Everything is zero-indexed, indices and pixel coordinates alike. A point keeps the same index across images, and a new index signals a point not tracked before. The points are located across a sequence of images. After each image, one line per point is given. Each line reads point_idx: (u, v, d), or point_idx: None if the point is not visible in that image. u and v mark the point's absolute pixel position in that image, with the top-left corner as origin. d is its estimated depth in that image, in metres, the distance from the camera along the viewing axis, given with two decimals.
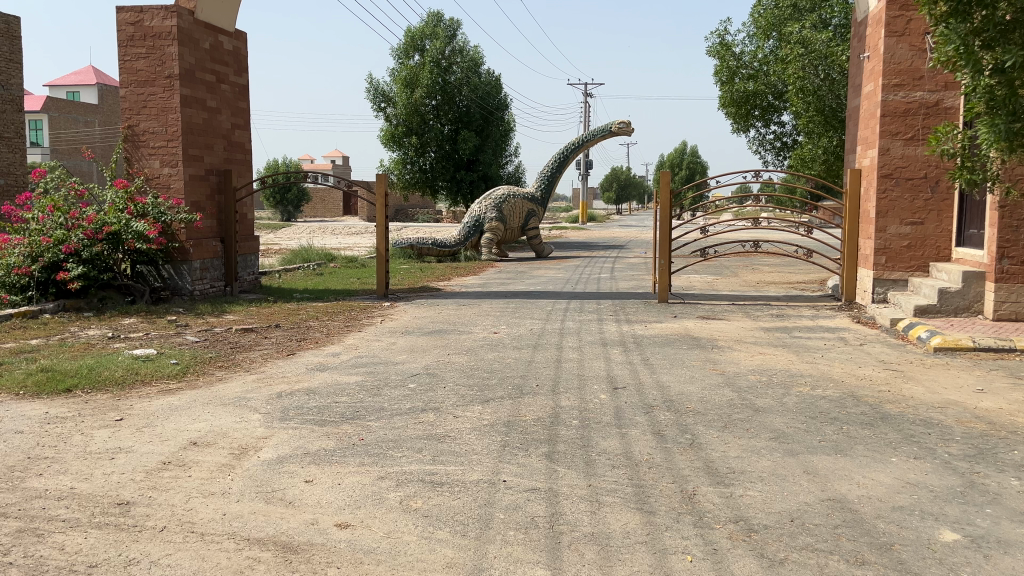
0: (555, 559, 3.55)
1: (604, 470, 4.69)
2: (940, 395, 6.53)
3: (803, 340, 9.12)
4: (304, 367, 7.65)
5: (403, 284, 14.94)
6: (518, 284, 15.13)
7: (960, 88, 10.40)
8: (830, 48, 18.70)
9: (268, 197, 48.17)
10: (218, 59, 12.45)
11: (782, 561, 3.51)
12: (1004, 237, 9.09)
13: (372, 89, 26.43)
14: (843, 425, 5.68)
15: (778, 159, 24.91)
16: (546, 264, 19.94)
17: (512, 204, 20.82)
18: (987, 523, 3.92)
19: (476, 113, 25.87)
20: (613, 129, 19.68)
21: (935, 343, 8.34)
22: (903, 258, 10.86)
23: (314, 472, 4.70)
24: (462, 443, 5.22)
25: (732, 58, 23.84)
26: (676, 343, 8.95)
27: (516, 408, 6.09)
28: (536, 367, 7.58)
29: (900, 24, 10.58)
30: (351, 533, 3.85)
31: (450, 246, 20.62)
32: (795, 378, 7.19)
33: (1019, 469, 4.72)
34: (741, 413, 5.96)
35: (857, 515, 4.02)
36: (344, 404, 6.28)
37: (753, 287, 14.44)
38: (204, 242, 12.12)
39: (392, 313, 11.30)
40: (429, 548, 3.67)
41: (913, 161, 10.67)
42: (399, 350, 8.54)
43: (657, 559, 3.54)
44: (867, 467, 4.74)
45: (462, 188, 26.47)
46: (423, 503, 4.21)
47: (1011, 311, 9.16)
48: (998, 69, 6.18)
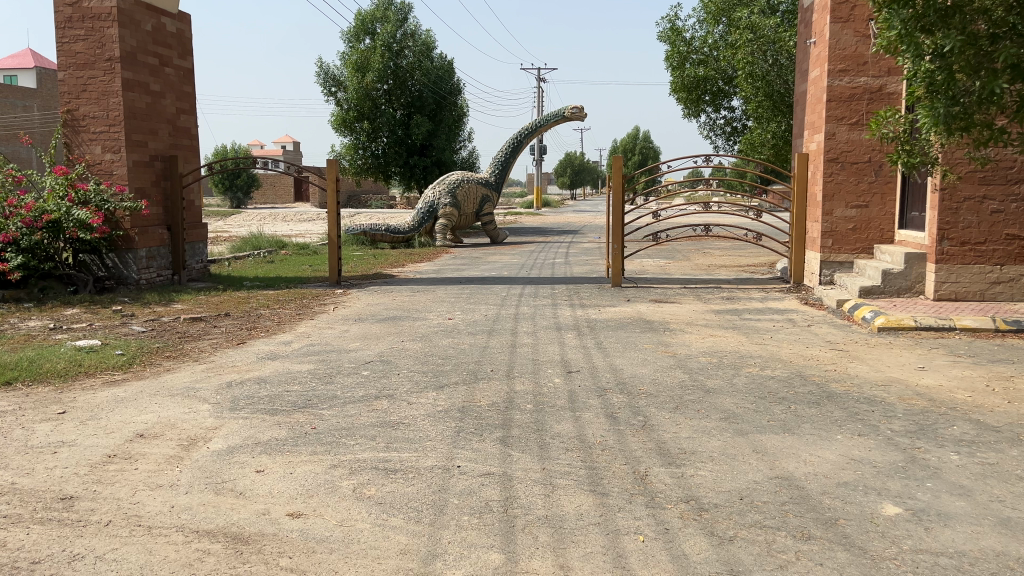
0: (509, 543, 3.56)
1: (558, 453, 4.72)
2: (883, 374, 6.71)
3: (753, 322, 9.28)
4: (254, 357, 7.51)
5: (356, 271, 14.80)
6: (472, 270, 15.10)
7: (902, 74, 10.62)
8: (778, 34, 19.10)
9: (217, 183, 47.24)
10: (160, 41, 12.10)
11: (732, 538, 3.58)
12: (943, 219, 9.35)
13: (322, 74, 25.99)
14: (790, 404, 5.80)
15: (728, 144, 25.23)
16: (501, 250, 19.95)
17: (465, 189, 20.74)
18: (927, 496, 4.05)
19: (429, 98, 25.67)
20: (567, 113, 19.70)
21: (879, 323, 8.56)
22: (848, 241, 11.11)
23: (265, 462, 4.63)
24: (416, 430, 5.19)
25: (682, 44, 23.95)
26: (630, 326, 9.05)
27: (471, 393, 6.09)
28: (491, 352, 7.60)
29: (845, 10, 10.76)
30: (304, 522, 3.81)
31: (403, 233, 20.38)
32: (744, 359, 7.31)
33: (957, 443, 4.88)
34: (692, 395, 6.05)
35: (803, 491, 4.11)
36: (295, 393, 6.19)
37: (704, 271, 14.61)
38: (150, 230, 11.81)
39: (345, 300, 11.17)
40: (382, 535, 3.65)
41: (858, 145, 10.90)
42: (353, 337, 8.47)
43: (610, 540, 3.58)
44: (813, 446, 4.85)
45: (416, 173, 26.26)
46: (377, 491, 4.18)
47: (950, 292, 9.44)
48: (938, 54, 6.32)
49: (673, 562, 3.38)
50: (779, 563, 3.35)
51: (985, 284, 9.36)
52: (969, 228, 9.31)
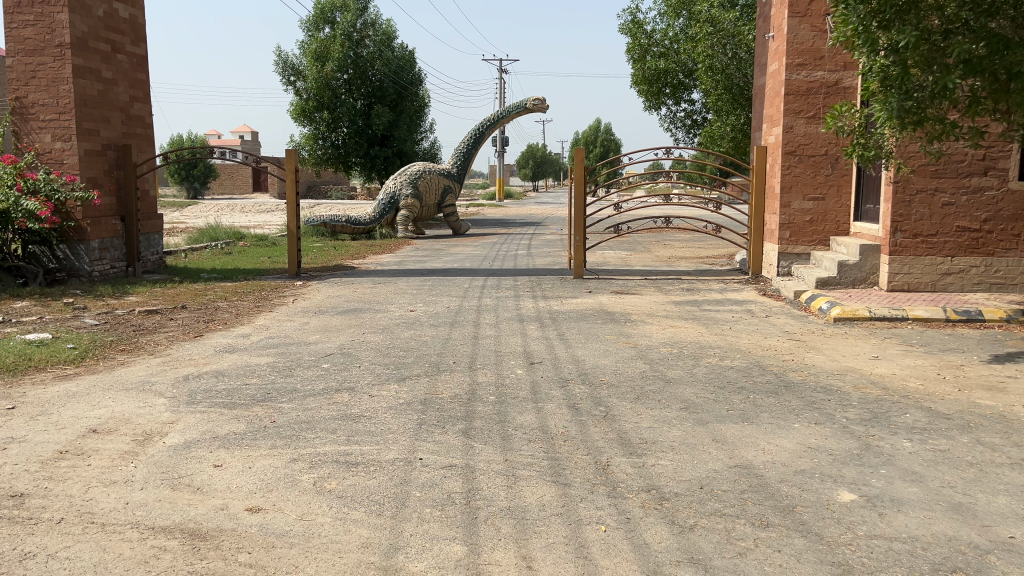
0: (471, 535, 3.56)
1: (520, 444, 4.73)
2: (838, 363, 6.84)
3: (713, 313, 9.40)
4: (212, 350, 7.38)
5: (316, 263, 14.63)
6: (434, 262, 15.03)
7: (857, 69, 10.80)
8: (738, 27, 19.14)
9: (172, 174, 46.29)
10: (112, 28, 11.79)
11: (692, 527, 3.62)
12: (897, 211, 9.55)
13: (281, 62, 25.59)
14: (749, 393, 5.88)
15: (688, 136, 25.45)
16: (463, 241, 19.88)
17: (427, 180, 20.61)
18: (881, 483, 4.14)
19: (390, 88, 25.46)
20: (528, 105, 19.70)
21: (835, 314, 8.72)
22: (805, 232, 11.29)
23: (223, 456, 4.56)
24: (378, 423, 5.15)
25: (643, 36, 24.05)
26: (591, 317, 9.09)
27: (433, 385, 6.07)
28: (453, 344, 7.56)
29: (803, 5, 10.91)
30: (263, 516, 3.76)
31: (364, 224, 20.21)
32: (704, 349, 7.39)
33: (910, 431, 4.99)
34: (653, 385, 6.11)
35: (762, 480, 4.17)
36: (254, 386, 6.10)
37: (664, 263, 14.73)
38: (102, 220, 11.53)
39: (305, 292, 11.03)
40: (343, 529, 3.62)
41: (815, 138, 11.08)
42: (313, 330, 8.37)
43: (573, 530, 3.59)
44: (771, 434, 4.92)
45: (377, 164, 26.05)
46: (338, 484, 4.14)
47: (903, 283, 9.65)
48: (892, 49, 6.44)
49: (635, 551, 3.40)
50: (739, 551, 3.39)
51: (937, 275, 9.59)
52: (921, 220, 9.52)
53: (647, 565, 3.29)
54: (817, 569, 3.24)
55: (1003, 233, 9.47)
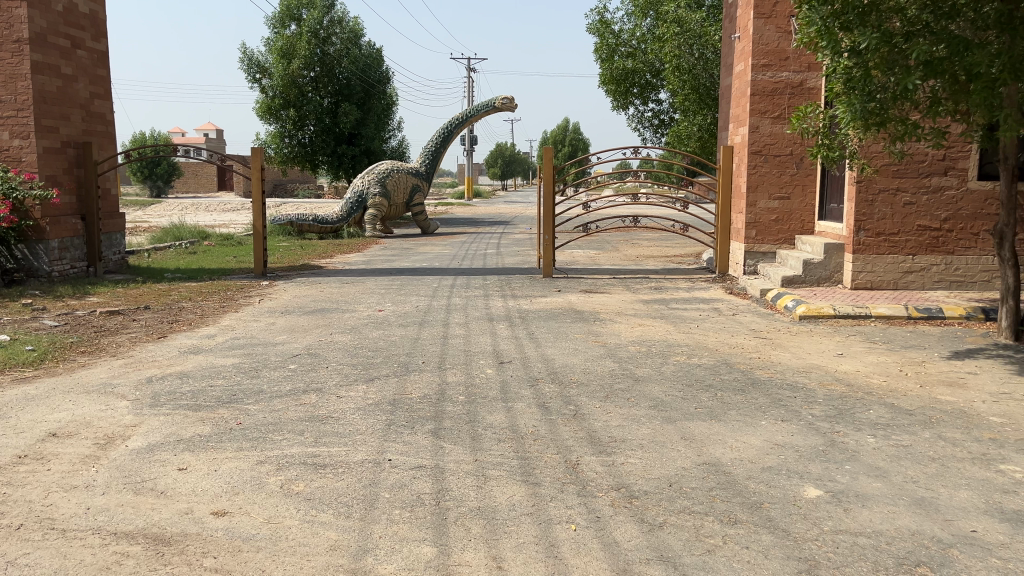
0: (441, 536, 3.54)
1: (490, 444, 4.71)
2: (804, 361, 6.92)
3: (680, 311, 9.47)
4: (176, 351, 7.27)
5: (282, 262, 14.47)
6: (402, 261, 14.95)
7: (821, 70, 10.94)
8: (704, 28, 19.49)
9: (134, 172, 45.49)
10: (72, 23, 11.54)
11: (661, 525, 3.63)
12: (860, 210, 9.70)
13: (246, 59, 25.28)
14: (717, 391, 5.92)
15: (656, 136, 25.62)
16: (431, 240, 19.80)
17: (395, 178, 20.50)
18: (846, 478, 4.19)
19: (357, 86, 25.27)
20: (497, 104, 19.67)
21: (800, 312, 8.83)
22: (771, 231, 11.42)
23: (188, 460, 4.48)
24: (346, 424, 5.11)
25: (611, 36, 24.18)
26: (560, 316, 9.11)
27: (402, 386, 6.03)
28: (422, 344, 7.52)
29: (768, 6, 11.02)
30: (229, 520, 3.70)
31: (332, 222, 19.91)
32: (672, 348, 7.44)
33: (874, 427, 5.07)
34: (622, 383, 6.13)
35: (730, 477, 4.21)
36: (219, 387, 6.02)
37: (632, 261, 14.82)
38: (62, 219, 11.29)
39: (271, 292, 10.90)
40: (312, 532, 3.58)
41: (780, 138, 11.21)
42: (280, 330, 8.27)
43: (543, 529, 3.59)
44: (739, 432, 4.96)
45: (344, 163, 25.86)
46: (305, 486, 4.09)
47: (866, 281, 9.81)
48: (854, 51, 6.55)
49: (605, 550, 3.40)
50: (707, 548, 3.41)
51: (899, 274, 9.76)
52: (883, 219, 9.68)
53: (617, 563, 3.29)
54: (785, 565, 3.27)
55: (962, 232, 9.64)
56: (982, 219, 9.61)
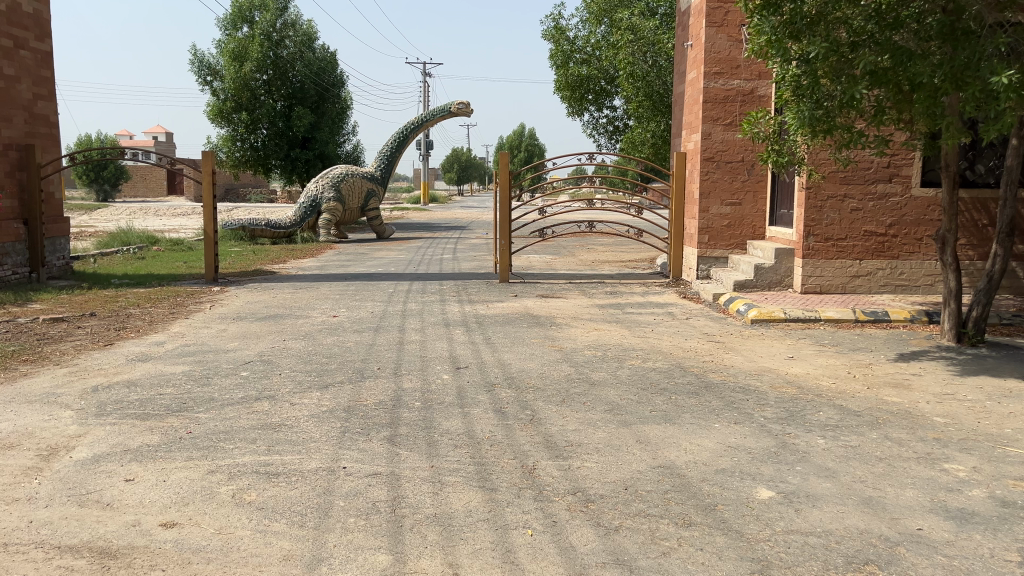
0: (397, 543, 3.50)
1: (446, 450, 4.69)
2: (756, 364, 7.04)
3: (635, 316, 9.56)
4: (123, 359, 7.09)
5: (234, 268, 14.23)
6: (357, 266, 14.82)
7: (771, 78, 11.15)
8: (658, 35, 19.64)
9: (80, 175, 44.35)
10: (15, 22, 11.21)
11: (617, 528, 3.65)
12: (809, 216, 9.91)
13: (197, 62, 24.85)
14: (671, 394, 5.99)
15: (611, 143, 25.83)
16: (387, 245, 19.67)
17: (350, 183, 20.35)
18: (797, 479, 4.27)
19: (311, 90, 25.03)
20: (452, 109, 19.65)
21: (752, 316, 8.98)
22: (723, 237, 11.60)
23: (135, 470, 4.37)
24: (300, 432, 5.04)
25: (566, 42, 24.34)
26: (517, 321, 9.12)
27: (357, 392, 5.97)
28: (378, 350, 7.46)
29: (720, 15, 11.20)
30: (178, 532, 3.62)
31: (285, 228, 19.65)
32: (627, 351, 7.51)
33: (823, 428, 5.17)
34: (578, 388, 6.15)
35: (684, 479, 4.25)
36: (169, 396, 5.88)
37: (587, 266, 14.90)
38: (3, 224, 10.95)
39: (222, 298, 10.71)
40: (264, 542, 3.52)
41: (732, 145, 11.39)
42: (231, 337, 8.13)
43: (499, 535, 3.58)
44: (693, 434, 5.02)
45: (297, 167, 25.55)
46: (258, 496, 4.02)
47: (815, 285, 10.02)
48: (803, 59, 6.71)
49: (560, 555, 3.41)
50: (662, 550, 3.44)
51: (846, 278, 9.98)
52: (831, 224, 9.90)
53: (573, 567, 3.30)
54: (737, 566, 3.31)
55: (906, 237, 9.91)
56: (925, 224, 9.89)
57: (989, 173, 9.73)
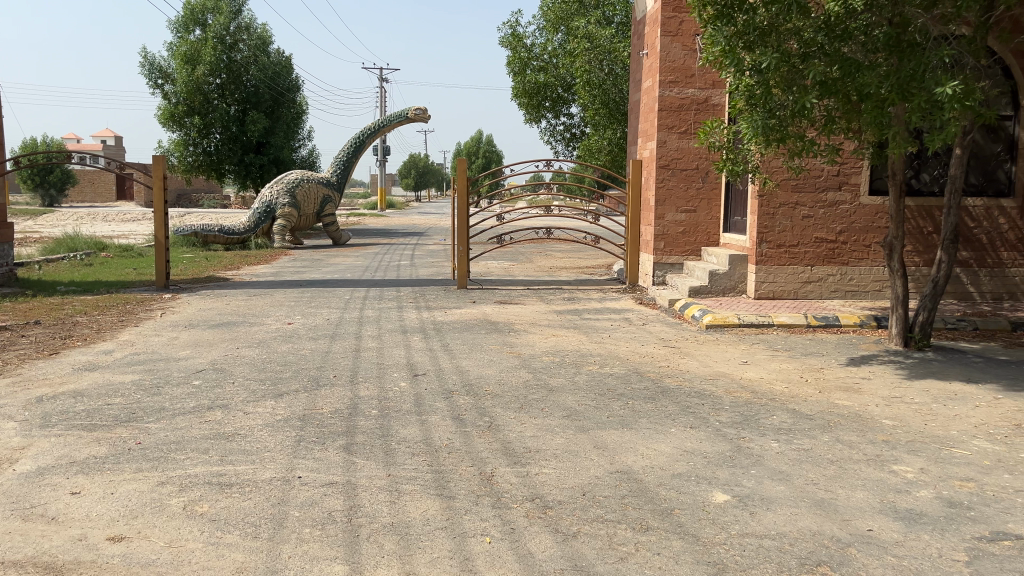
0: (353, 553, 3.46)
1: (403, 458, 4.65)
2: (711, 369, 7.13)
3: (592, 321, 9.61)
4: (69, 368, 6.89)
5: (186, 274, 13.95)
6: (313, 273, 14.65)
7: (725, 87, 11.32)
8: (614, 44, 19.91)
9: (25, 179, 43.13)
10: None
11: (575, 534, 3.66)
12: (762, 223, 10.09)
13: (147, 64, 24.37)
14: (628, 399, 6.03)
15: (568, 150, 25.95)
16: (343, 251, 19.49)
17: (305, 189, 20.10)
18: (751, 483, 4.32)
19: (265, 94, 24.70)
20: (409, 114, 19.57)
21: (707, 321, 9.09)
22: (678, 243, 11.73)
23: (82, 483, 4.25)
24: (254, 441, 4.95)
25: (523, 50, 24.43)
26: (474, 327, 9.09)
27: (312, 401, 5.88)
28: (333, 357, 7.38)
29: (674, 24, 11.36)
30: (126, 545, 3.52)
31: (239, 233, 19.52)
32: (585, 357, 7.54)
33: (777, 432, 5.26)
34: (536, 394, 6.16)
35: (641, 484, 4.28)
36: (117, 406, 5.73)
37: (545, 273, 14.95)
38: None
39: (174, 305, 10.49)
40: (216, 554, 3.44)
41: (686, 153, 11.53)
42: (183, 345, 7.96)
43: (457, 543, 3.56)
44: (649, 439, 5.06)
45: (251, 172, 25.16)
46: (210, 507, 3.94)
47: (768, 291, 10.19)
48: (756, 69, 6.84)
49: (518, 562, 3.40)
50: (620, 555, 3.45)
51: (798, 284, 10.17)
52: (783, 231, 10.09)
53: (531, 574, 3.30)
54: (694, 570, 3.34)
55: (856, 244, 10.14)
56: (873, 231, 10.13)
57: (934, 182, 10.03)
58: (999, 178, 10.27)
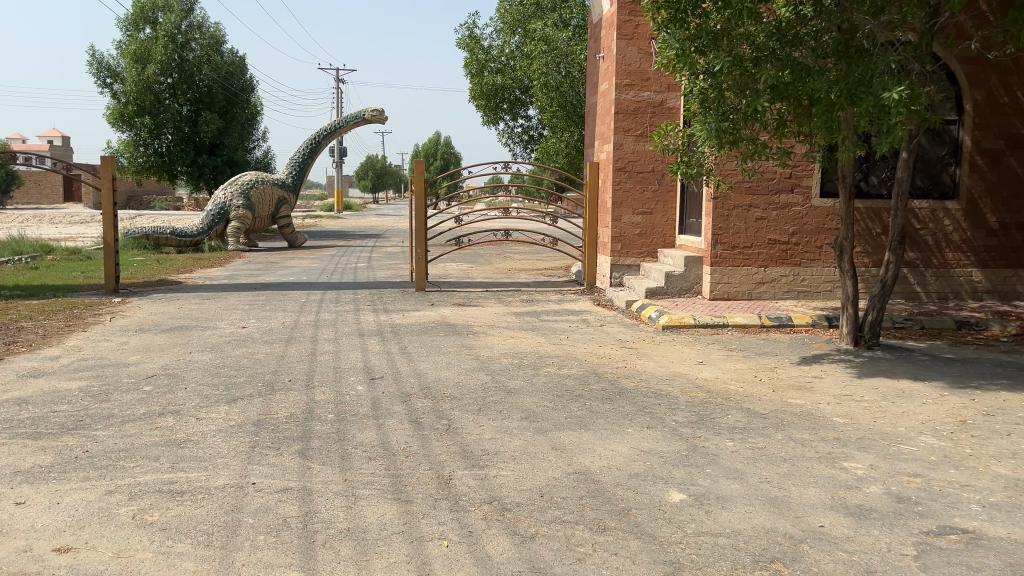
0: (309, 560, 3.42)
1: (360, 463, 4.60)
2: (668, 369, 7.20)
3: (551, 323, 9.64)
4: (13, 375, 6.68)
5: (136, 278, 13.63)
6: (268, 275, 14.44)
7: (680, 91, 11.45)
8: (571, 46, 19.94)
9: None
10: None
11: (532, 536, 3.66)
12: (716, 225, 10.23)
13: (95, 63, 23.81)
14: (585, 400, 6.06)
15: (527, 152, 25.99)
16: (298, 254, 19.25)
17: (260, 190, 19.81)
18: (707, 482, 4.37)
19: (219, 94, 24.30)
20: (366, 115, 19.43)
21: (663, 322, 9.18)
22: (635, 245, 11.84)
23: (26, 492, 4.12)
24: (206, 447, 4.86)
25: (481, 52, 24.38)
26: (433, 330, 9.04)
27: (266, 406, 5.78)
28: (289, 362, 7.28)
29: (630, 28, 11.47)
30: (72, 557, 3.43)
31: (192, 236, 19.12)
32: (543, 359, 7.55)
33: (732, 431, 5.32)
34: (494, 396, 6.15)
35: (599, 485, 4.30)
36: (63, 413, 5.57)
37: (504, 274, 14.94)
38: None
39: (123, 310, 10.25)
40: (166, 564, 3.37)
41: (642, 156, 11.64)
42: (133, 350, 7.78)
43: (414, 548, 3.53)
44: (606, 440, 5.09)
45: (205, 173, 24.74)
46: (161, 516, 3.85)
47: (723, 292, 10.33)
48: (710, 73, 6.92)
49: (475, 565, 3.39)
50: (577, 556, 3.46)
51: (752, 284, 10.34)
52: (737, 233, 10.25)
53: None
54: (650, 569, 3.36)
55: (807, 245, 10.34)
56: (825, 233, 10.34)
57: (882, 185, 10.29)
58: (944, 180, 10.56)
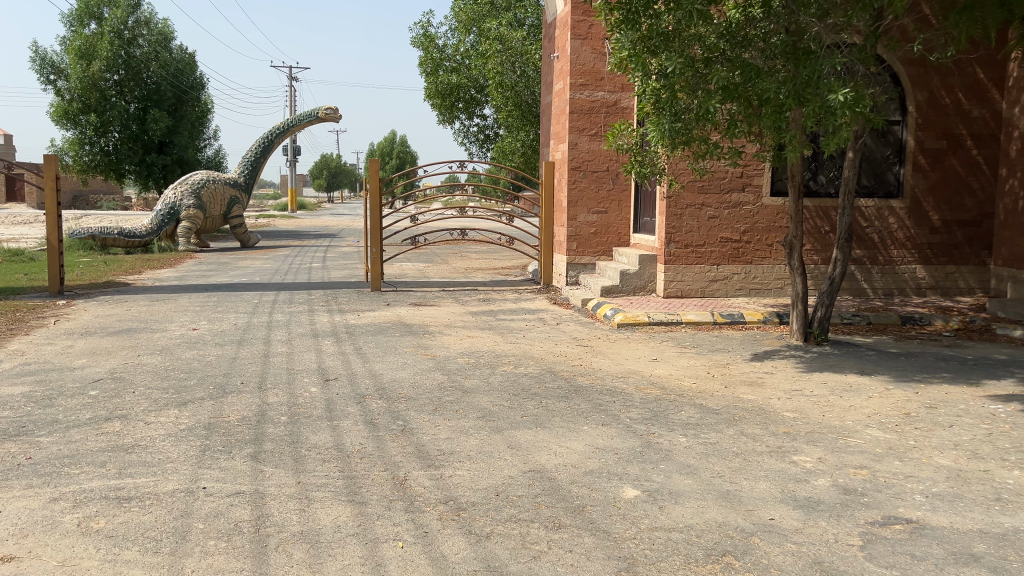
0: (261, 564, 3.37)
1: (313, 465, 4.55)
2: (623, 366, 7.27)
3: (507, 322, 9.65)
4: None
5: (81, 280, 13.27)
6: (219, 276, 14.18)
7: (633, 91, 11.55)
8: (525, 46, 19.97)
9: None
10: None
11: (488, 535, 3.66)
12: (670, 224, 10.34)
13: (38, 59, 23.16)
14: (540, 399, 6.07)
15: (483, 151, 26.00)
16: (250, 254, 18.95)
17: (211, 190, 19.48)
18: (661, 477, 4.42)
19: (168, 92, 23.82)
20: (320, 114, 19.22)
21: (619, 320, 9.26)
22: (591, 243, 11.92)
23: None
24: (155, 452, 4.76)
25: (435, 51, 24.28)
26: (388, 330, 8.99)
27: (217, 409, 5.69)
28: (241, 363, 7.17)
29: (584, 28, 11.53)
30: (15, 567, 3.33)
31: (141, 237, 18.64)
32: (499, 358, 7.56)
33: (685, 427, 5.40)
34: (450, 396, 6.13)
35: (554, 483, 4.32)
36: (4, 420, 5.40)
37: (461, 274, 14.89)
38: None
39: (68, 313, 9.98)
40: (112, 572, 3.29)
41: (597, 155, 11.71)
42: (78, 354, 7.58)
43: (368, 549, 3.51)
44: (562, 438, 5.11)
45: (154, 172, 24.16)
46: (107, 523, 3.76)
47: (677, 290, 10.46)
48: (662, 74, 6.98)
49: (429, 565, 3.37)
50: (533, 555, 3.47)
51: (705, 282, 10.47)
52: (690, 231, 10.38)
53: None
54: (604, 566, 3.39)
55: (759, 243, 10.52)
56: (775, 231, 10.53)
57: (829, 184, 10.53)
58: (888, 180, 10.84)
